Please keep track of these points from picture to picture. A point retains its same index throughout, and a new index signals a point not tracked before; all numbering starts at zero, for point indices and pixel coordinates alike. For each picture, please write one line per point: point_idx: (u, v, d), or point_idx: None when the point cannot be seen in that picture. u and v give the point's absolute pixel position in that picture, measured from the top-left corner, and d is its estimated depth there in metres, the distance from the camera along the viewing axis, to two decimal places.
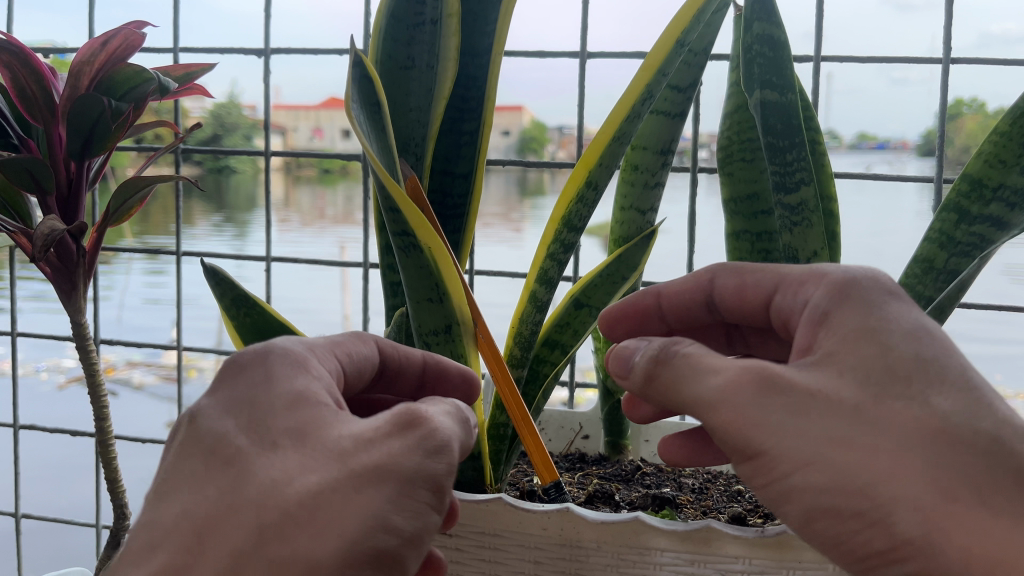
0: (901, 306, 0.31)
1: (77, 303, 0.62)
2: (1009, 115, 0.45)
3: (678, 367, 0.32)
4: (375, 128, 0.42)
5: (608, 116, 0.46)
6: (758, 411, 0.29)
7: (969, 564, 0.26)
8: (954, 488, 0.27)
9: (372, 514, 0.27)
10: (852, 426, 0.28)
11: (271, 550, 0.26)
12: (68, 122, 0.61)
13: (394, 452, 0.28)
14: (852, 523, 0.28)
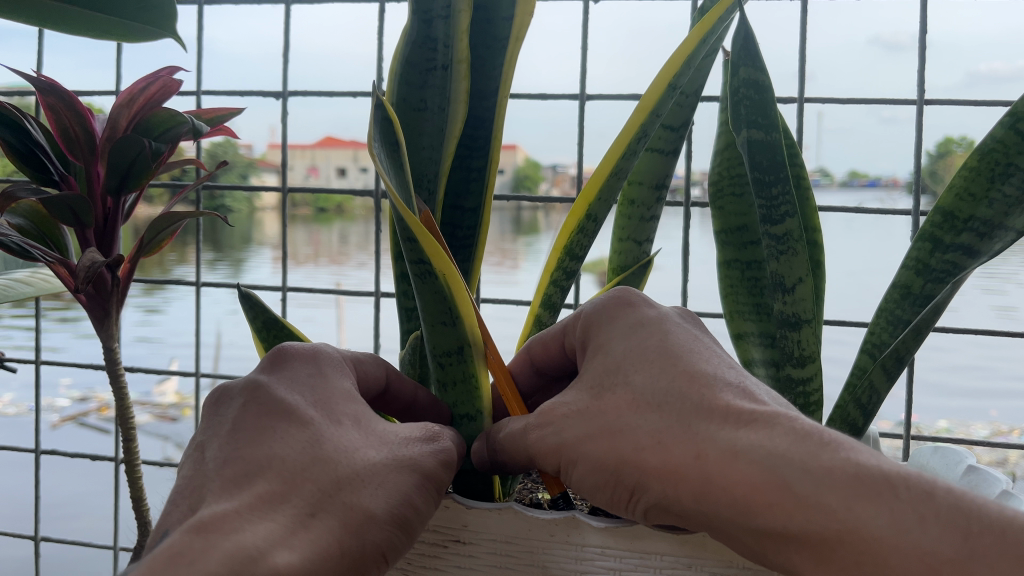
0: (633, 319, 0.41)
1: (110, 330, 0.67)
2: (976, 153, 0.49)
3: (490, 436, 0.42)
4: (396, 167, 0.46)
5: (606, 153, 0.50)
6: (534, 434, 0.39)
7: (676, 488, 0.33)
8: (661, 431, 0.35)
9: (402, 496, 0.34)
10: (591, 414, 0.37)
11: (358, 489, 0.33)
12: (108, 160, 0.66)
13: (435, 452, 0.37)
14: (614, 487, 0.36)
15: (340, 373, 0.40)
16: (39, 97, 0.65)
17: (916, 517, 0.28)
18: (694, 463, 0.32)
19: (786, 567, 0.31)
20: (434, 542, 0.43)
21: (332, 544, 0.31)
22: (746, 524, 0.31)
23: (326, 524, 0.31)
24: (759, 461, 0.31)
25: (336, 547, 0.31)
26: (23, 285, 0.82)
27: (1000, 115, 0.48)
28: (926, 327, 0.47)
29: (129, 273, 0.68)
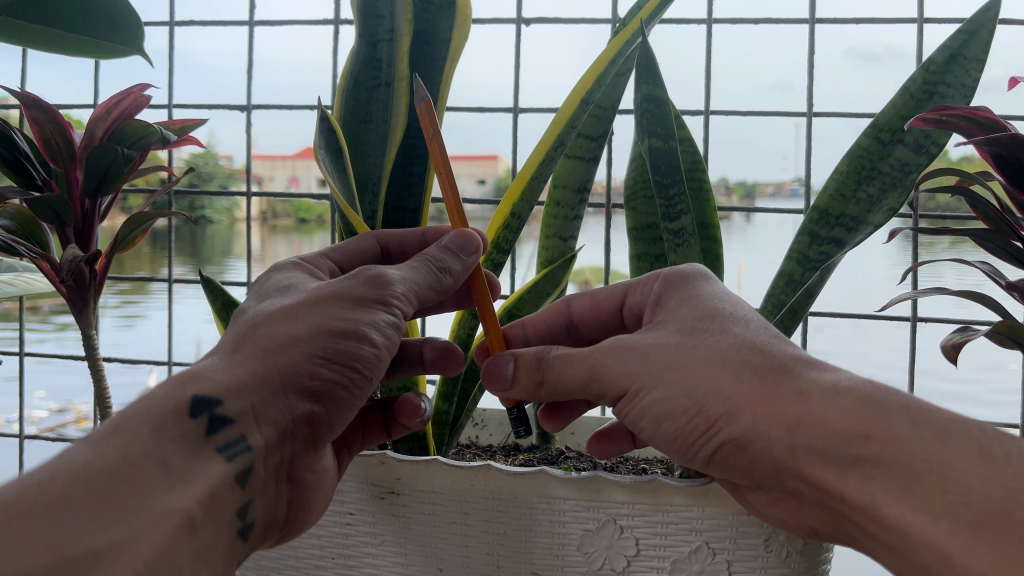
0: (701, 287, 0.44)
1: (87, 319, 0.74)
2: (844, 159, 0.57)
3: (557, 364, 0.44)
4: (339, 169, 0.53)
5: (527, 160, 0.58)
6: (621, 361, 0.42)
7: (771, 423, 0.38)
8: (743, 375, 0.39)
9: (320, 322, 0.41)
10: (673, 349, 0.41)
11: (272, 323, 0.40)
12: (86, 166, 0.72)
13: (362, 277, 0.43)
14: (692, 422, 0.40)
15: (280, 269, 0.47)
16: (24, 110, 0.71)
17: (975, 458, 0.34)
18: (796, 401, 0.37)
19: (852, 494, 0.36)
20: (373, 494, 0.51)
21: (254, 362, 0.39)
22: (834, 452, 0.36)
23: (245, 354, 0.40)
24: (841, 397, 0.37)
25: (259, 367, 0.39)
26: (6, 285, 0.88)
27: (864, 126, 0.57)
28: (800, 308, 0.55)
29: (106, 267, 0.75)
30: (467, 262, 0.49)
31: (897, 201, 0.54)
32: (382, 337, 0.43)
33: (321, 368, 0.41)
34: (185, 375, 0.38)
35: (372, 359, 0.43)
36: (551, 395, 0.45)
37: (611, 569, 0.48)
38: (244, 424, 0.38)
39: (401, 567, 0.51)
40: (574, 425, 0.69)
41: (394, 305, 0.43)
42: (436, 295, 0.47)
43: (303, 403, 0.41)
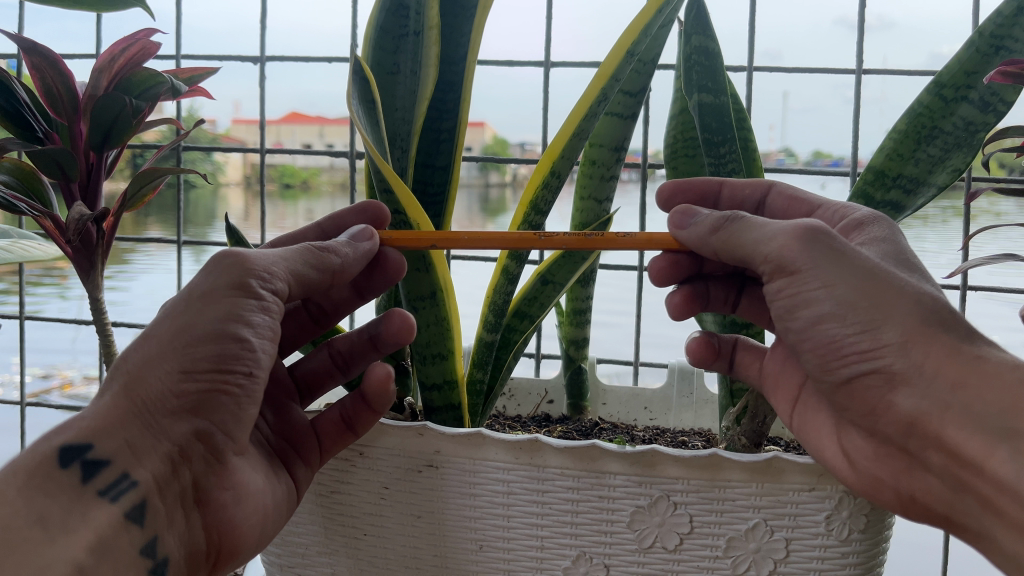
0: (886, 231, 0.45)
1: (94, 280, 0.71)
2: (906, 115, 0.54)
3: (743, 228, 0.44)
4: (371, 121, 0.50)
5: (566, 118, 0.54)
6: (811, 253, 0.41)
7: (936, 372, 0.39)
8: (925, 321, 0.39)
9: (176, 327, 0.39)
10: (875, 264, 0.41)
11: (132, 351, 0.40)
12: (92, 118, 0.68)
13: (221, 265, 0.41)
14: (853, 338, 0.40)
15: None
16: (23, 58, 0.68)
17: None
18: (972, 358, 0.38)
19: (1000, 470, 0.37)
20: (410, 466, 0.48)
21: (116, 399, 0.39)
22: (992, 421, 0.38)
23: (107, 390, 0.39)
24: (1019, 376, 0.37)
25: (124, 401, 0.39)
26: (1, 251, 0.82)
27: (925, 83, 0.54)
28: None
29: (113, 226, 0.72)
30: (363, 247, 0.45)
31: (963, 162, 0.52)
32: (260, 333, 0.41)
33: (185, 384, 0.39)
34: (57, 429, 0.40)
35: (244, 353, 0.40)
36: (722, 243, 0.45)
37: (662, 546, 0.46)
38: (123, 461, 0.39)
39: (439, 543, 0.49)
40: (606, 396, 0.67)
41: (259, 287, 0.41)
42: (325, 272, 0.44)
43: (179, 424, 0.40)
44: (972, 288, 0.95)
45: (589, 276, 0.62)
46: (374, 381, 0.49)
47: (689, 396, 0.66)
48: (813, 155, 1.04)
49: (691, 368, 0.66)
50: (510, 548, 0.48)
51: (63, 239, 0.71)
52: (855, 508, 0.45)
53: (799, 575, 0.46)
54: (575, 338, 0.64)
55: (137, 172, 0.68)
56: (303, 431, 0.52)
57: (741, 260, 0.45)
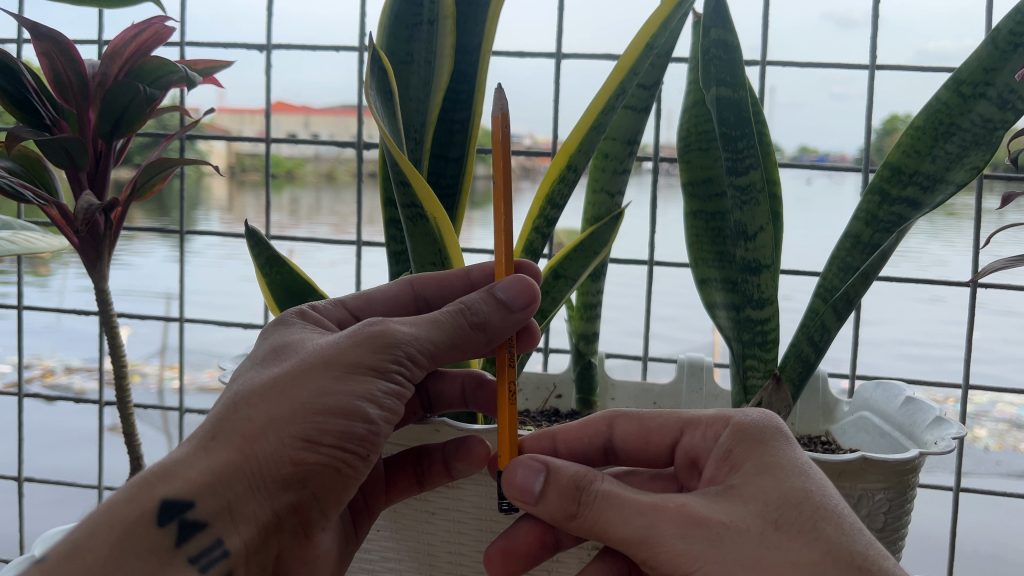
0: (787, 458, 0.36)
1: (101, 271, 0.71)
2: (925, 110, 0.54)
3: (603, 504, 0.35)
4: (389, 112, 0.50)
5: (585, 109, 0.53)
6: (688, 544, 0.33)
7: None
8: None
9: (305, 401, 0.36)
10: (759, 555, 0.32)
11: (252, 404, 0.36)
12: (103, 105, 0.68)
13: (369, 338, 0.37)
14: None
15: (284, 323, 0.42)
16: (32, 42, 0.66)
17: None
18: None
19: None
20: None
21: (227, 456, 0.35)
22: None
23: (223, 442, 0.36)
24: None
25: (233, 459, 0.35)
26: (6, 241, 0.81)
27: (944, 80, 0.54)
28: (872, 272, 0.53)
29: (121, 216, 0.71)
30: (515, 317, 0.41)
31: (982, 160, 0.52)
32: (385, 415, 0.38)
33: (304, 455, 0.36)
34: (157, 471, 0.35)
35: (368, 436, 0.38)
36: (582, 529, 0.36)
37: None
38: (220, 527, 0.36)
39: (455, 538, 0.50)
40: (615, 391, 0.68)
41: (397, 373, 0.38)
42: (461, 351, 0.40)
43: (285, 495, 0.37)
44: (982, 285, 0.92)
45: (600, 271, 0.62)
46: (470, 447, 0.46)
47: (698, 392, 0.66)
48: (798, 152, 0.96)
49: (700, 364, 0.67)
50: None
51: (70, 228, 0.70)
52: (872, 506, 0.46)
53: None
54: (585, 333, 0.63)
55: (149, 162, 0.68)
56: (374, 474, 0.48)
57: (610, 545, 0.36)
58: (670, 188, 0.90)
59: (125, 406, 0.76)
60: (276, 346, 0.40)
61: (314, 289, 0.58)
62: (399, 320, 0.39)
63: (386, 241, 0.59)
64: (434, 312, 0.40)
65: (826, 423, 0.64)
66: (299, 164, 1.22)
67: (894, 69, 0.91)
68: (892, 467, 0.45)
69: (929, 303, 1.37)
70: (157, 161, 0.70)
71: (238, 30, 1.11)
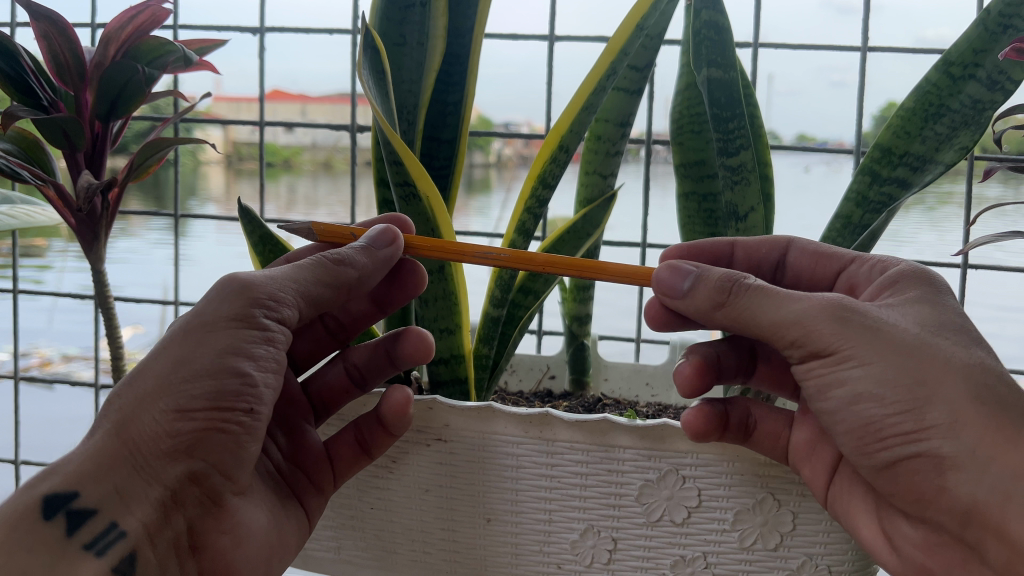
0: (947, 303, 0.41)
1: (97, 252, 0.71)
2: (915, 92, 0.54)
3: (759, 292, 0.40)
4: (381, 92, 0.50)
5: (577, 89, 0.53)
6: (841, 333, 0.38)
7: (992, 459, 0.36)
8: (978, 397, 0.37)
9: (172, 365, 0.39)
10: (910, 337, 0.38)
11: (124, 388, 0.39)
12: (100, 87, 0.68)
13: (225, 292, 0.40)
14: (895, 419, 0.37)
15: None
16: (28, 23, 0.67)
17: None
18: None
19: None
20: (418, 441, 0.49)
21: (105, 440, 0.38)
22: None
23: (97, 427, 0.39)
24: None
25: (109, 442, 0.38)
26: (6, 216, 0.81)
27: (934, 61, 0.54)
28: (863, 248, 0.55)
29: (117, 197, 0.71)
30: (380, 256, 0.44)
31: (971, 140, 0.52)
32: (261, 366, 0.41)
33: (180, 423, 0.39)
34: (41, 474, 0.39)
35: (245, 388, 0.40)
36: (730, 317, 0.41)
37: (670, 520, 0.46)
38: (111, 511, 0.38)
39: (447, 516, 0.50)
40: (608, 371, 0.68)
41: (262, 315, 0.41)
42: (336, 290, 0.43)
43: (173, 465, 0.39)
44: (973, 267, 0.92)
45: (594, 253, 0.62)
46: (394, 403, 0.47)
47: None
48: (796, 139, 0.96)
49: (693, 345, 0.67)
50: (518, 522, 0.49)
51: (66, 209, 0.71)
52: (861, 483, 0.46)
53: (803, 550, 0.47)
54: (578, 315, 0.64)
55: (145, 143, 0.68)
56: (318, 455, 0.52)
57: (751, 332, 0.41)
58: (665, 174, 0.91)
59: (121, 387, 0.76)
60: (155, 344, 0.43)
61: None
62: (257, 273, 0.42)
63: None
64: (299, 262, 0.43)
65: None
66: (297, 152, 1.22)
67: (888, 51, 0.92)
68: None
69: None
70: (152, 142, 0.70)
71: (233, 14, 1.10)
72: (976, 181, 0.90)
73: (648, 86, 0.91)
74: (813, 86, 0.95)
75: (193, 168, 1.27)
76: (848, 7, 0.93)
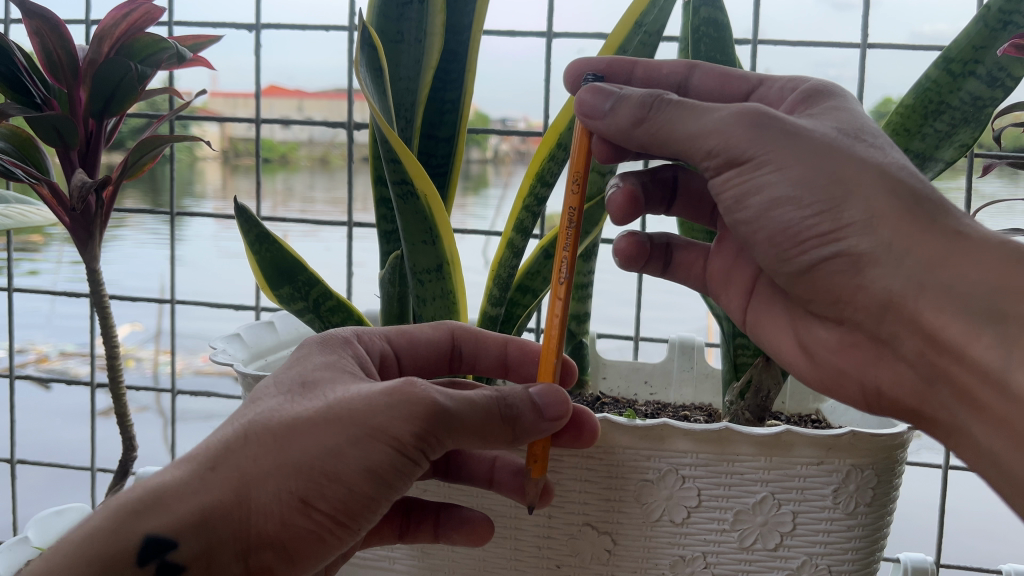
0: (849, 107, 0.43)
1: (93, 251, 0.71)
2: (915, 89, 0.54)
3: (678, 110, 0.41)
4: (379, 91, 0.50)
5: (576, 86, 0.54)
6: (757, 135, 0.39)
7: (908, 249, 0.37)
8: (891, 192, 0.38)
9: (319, 458, 0.37)
10: (822, 138, 0.39)
11: (258, 444, 0.37)
12: (94, 84, 0.68)
13: (400, 411, 0.37)
14: (813, 220, 0.39)
15: (314, 350, 0.44)
16: (21, 20, 0.66)
17: None
18: (952, 241, 0.37)
19: (987, 357, 0.35)
20: None
21: (221, 494, 0.37)
22: (979, 302, 0.35)
23: (219, 478, 0.37)
24: (1004, 247, 0.36)
25: (224, 500, 0.37)
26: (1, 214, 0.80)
27: (933, 58, 0.53)
28: None
29: (112, 195, 0.71)
30: (546, 424, 0.40)
31: (971, 137, 0.52)
32: (388, 489, 0.39)
33: (297, 514, 0.37)
34: (146, 501, 0.37)
35: (365, 505, 0.38)
36: (649, 134, 0.42)
37: (669, 520, 0.46)
38: (192, 572, 0.38)
39: None
40: (607, 369, 0.68)
41: (416, 450, 0.38)
42: (489, 442, 0.40)
43: (263, 550, 0.38)
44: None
45: (592, 251, 0.62)
46: (474, 526, 0.47)
47: (689, 370, 0.67)
48: None
49: (691, 344, 0.67)
50: (517, 521, 0.49)
51: (60, 208, 0.70)
52: (861, 482, 0.45)
53: (804, 550, 0.46)
54: (577, 314, 0.64)
55: (140, 141, 0.68)
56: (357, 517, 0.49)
57: (672, 151, 0.42)
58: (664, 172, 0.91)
59: (117, 387, 0.76)
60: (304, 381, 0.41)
61: (306, 268, 0.57)
62: (436, 387, 0.38)
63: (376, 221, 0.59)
64: (476, 394, 0.39)
65: (817, 402, 0.65)
66: (293, 148, 1.22)
67: (886, 49, 0.92)
68: (880, 441, 0.45)
69: None
70: (148, 140, 0.70)
71: (229, 10, 1.10)
72: (975, 178, 0.90)
73: (646, 84, 0.90)
74: (811, 84, 0.95)
75: (189, 166, 1.27)
76: (847, 3, 0.93)
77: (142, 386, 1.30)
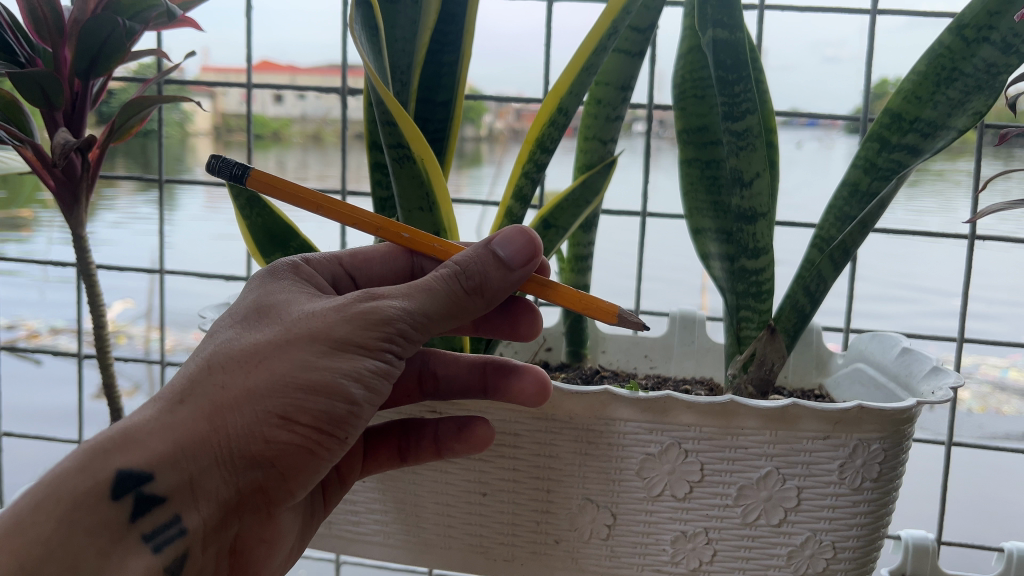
0: None
1: (79, 214, 0.70)
2: (928, 56, 0.52)
3: None
4: (374, 50, 0.48)
5: (578, 48, 0.51)
6: None
7: None
8: None
9: (286, 376, 0.36)
10: None
11: (225, 373, 0.37)
12: (79, 42, 0.66)
13: (357, 318, 0.37)
14: None
15: (271, 274, 0.43)
16: None
17: None
18: None
19: None
20: (414, 411, 0.50)
21: (195, 426, 0.36)
22: None
23: (189, 410, 0.37)
24: None
25: (200, 432, 0.36)
26: None
27: (947, 23, 0.52)
28: (871, 221, 0.52)
29: (99, 158, 0.69)
30: (514, 275, 0.39)
31: (984, 105, 0.50)
32: (369, 394, 0.38)
33: (278, 433, 0.37)
34: (116, 440, 0.37)
35: (347, 416, 0.38)
36: None
37: (671, 495, 0.45)
38: (178, 502, 0.38)
39: (442, 487, 0.50)
40: (606, 343, 0.67)
41: (389, 351, 0.37)
42: (457, 322, 0.39)
43: (250, 472, 0.38)
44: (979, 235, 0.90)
45: (592, 222, 0.61)
46: (472, 433, 0.46)
47: (690, 345, 0.66)
48: (789, 111, 0.90)
49: (692, 317, 0.66)
50: (514, 495, 0.48)
51: (45, 171, 0.69)
52: (869, 457, 0.44)
53: (810, 526, 0.45)
54: (576, 286, 0.62)
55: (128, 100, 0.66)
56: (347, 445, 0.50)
57: None
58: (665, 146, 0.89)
59: (106, 359, 0.75)
60: (259, 305, 0.40)
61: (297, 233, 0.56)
62: (390, 294, 0.38)
63: (371, 187, 0.57)
64: (431, 282, 0.38)
65: (820, 376, 0.64)
66: (286, 123, 1.19)
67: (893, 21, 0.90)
68: (889, 415, 0.44)
69: (919, 261, 1.37)
70: (135, 100, 0.68)
71: None
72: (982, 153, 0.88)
73: (648, 59, 0.89)
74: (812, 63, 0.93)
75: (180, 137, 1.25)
76: None
77: (132, 358, 1.28)
